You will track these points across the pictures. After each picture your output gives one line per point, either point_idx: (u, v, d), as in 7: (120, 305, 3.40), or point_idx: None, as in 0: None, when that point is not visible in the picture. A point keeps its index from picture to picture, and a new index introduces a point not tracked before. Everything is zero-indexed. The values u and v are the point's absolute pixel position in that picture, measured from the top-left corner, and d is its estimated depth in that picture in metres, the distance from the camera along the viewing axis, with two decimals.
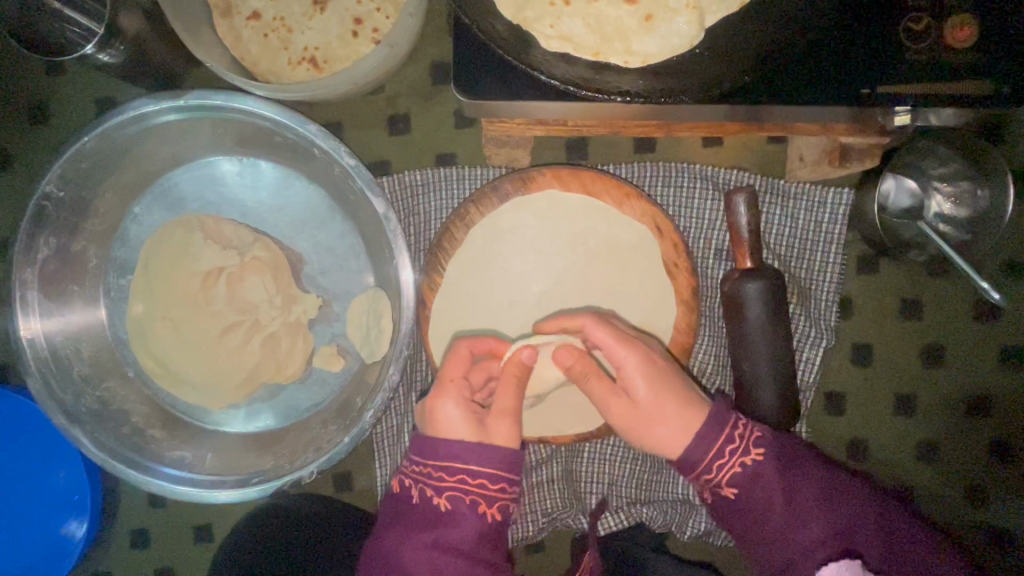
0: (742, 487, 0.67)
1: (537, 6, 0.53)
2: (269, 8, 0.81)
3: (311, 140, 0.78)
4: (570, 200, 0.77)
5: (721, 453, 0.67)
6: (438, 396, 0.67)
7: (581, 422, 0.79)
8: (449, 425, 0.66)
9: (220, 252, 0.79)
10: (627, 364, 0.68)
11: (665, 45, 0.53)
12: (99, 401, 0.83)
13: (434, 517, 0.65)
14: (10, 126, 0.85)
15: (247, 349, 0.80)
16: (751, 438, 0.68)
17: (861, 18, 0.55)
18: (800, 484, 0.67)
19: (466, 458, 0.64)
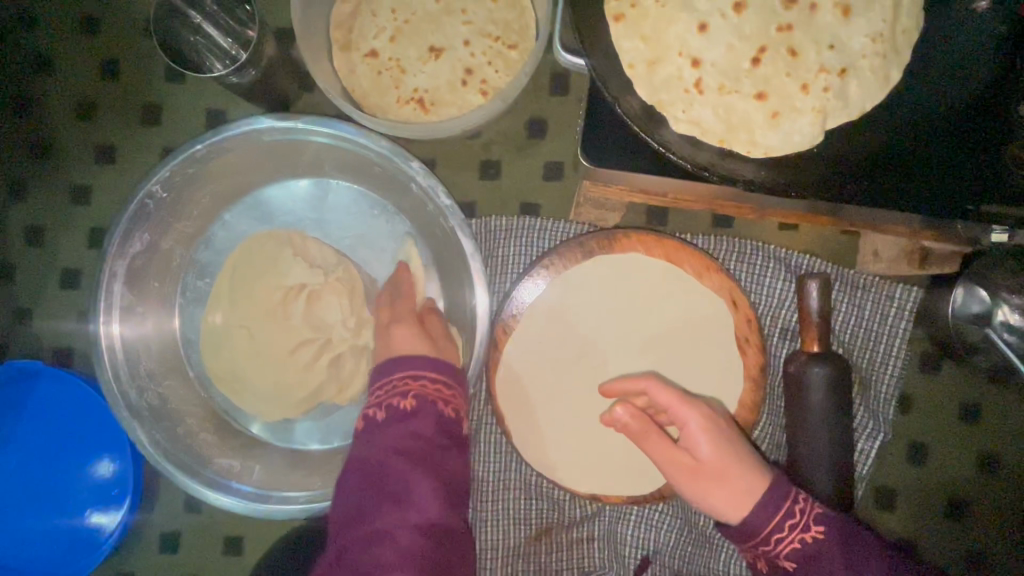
0: (801, 564, 0.66)
1: (673, 91, 0.57)
2: (387, 48, 0.85)
3: (411, 176, 0.81)
4: (655, 263, 0.79)
5: (779, 526, 0.67)
6: (379, 368, 0.74)
7: (636, 484, 0.80)
8: (409, 345, 0.74)
9: (308, 270, 0.81)
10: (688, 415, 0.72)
11: (788, 148, 0.56)
12: (159, 398, 0.84)
13: (400, 418, 0.69)
14: (122, 122, 0.89)
15: (315, 367, 0.81)
16: (811, 515, 0.67)
17: (969, 141, 0.59)
18: (857, 565, 0.66)
19: (425, 366, 0.73)
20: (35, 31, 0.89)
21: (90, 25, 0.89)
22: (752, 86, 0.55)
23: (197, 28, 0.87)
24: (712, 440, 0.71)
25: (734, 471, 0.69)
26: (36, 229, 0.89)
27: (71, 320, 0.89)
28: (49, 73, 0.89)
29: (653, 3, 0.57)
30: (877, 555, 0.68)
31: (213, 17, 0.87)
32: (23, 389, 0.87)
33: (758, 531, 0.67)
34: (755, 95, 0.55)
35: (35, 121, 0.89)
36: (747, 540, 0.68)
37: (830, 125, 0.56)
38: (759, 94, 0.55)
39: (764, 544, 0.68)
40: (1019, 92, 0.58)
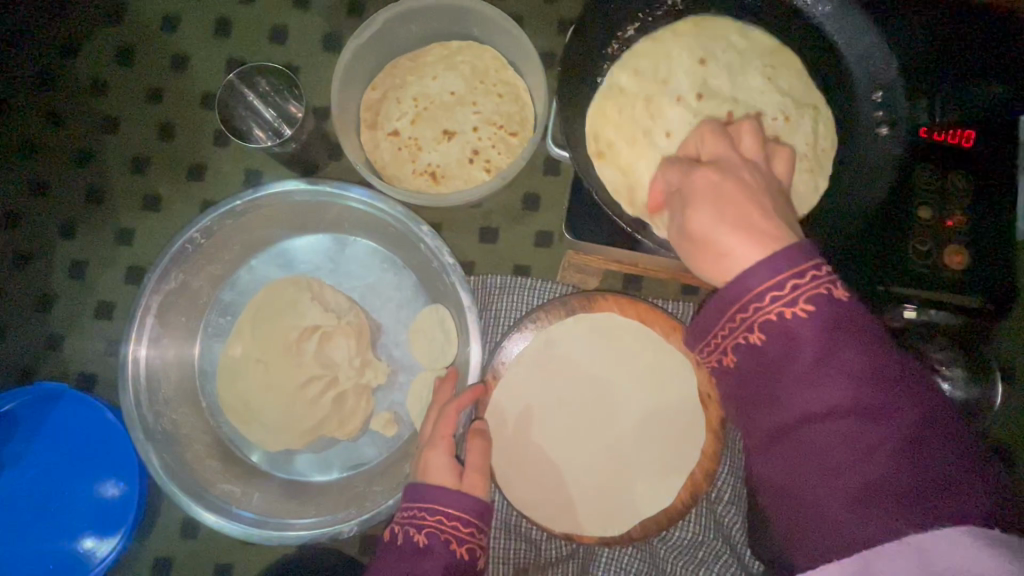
0: (773, 339, 0.50)
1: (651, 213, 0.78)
2: (407, 129, 1.00)
3: (420, 238, 0.93)
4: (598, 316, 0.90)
5: (762, 296, 0.51)
6: (413, 482, 0.78)
7: (605, 522, 0.87)
8: (440, 473, 0.78)
9: (323, 313, 0.91)
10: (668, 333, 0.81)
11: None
12: (172, 424, 0.92)
13: (415, 552, 0.73)
14: (170, 176, 1.02)
15: (320, 401, 0.90)
16: (800, 299, 0.50)
17: (872, 237, 0.73)
18: (835, 351, 0.49)
19: (446, 503, 0.75)
20: (103, 96, 1.03)
21: (153, 96, 1.03)
22: None
23: (249, 103, 1.04)
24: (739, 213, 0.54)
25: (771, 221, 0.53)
26: (79, 264, 0.99)
27: (99, 348, 0.98)
28: (112, 132, 1.03)
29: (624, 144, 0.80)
30: (873, 346, 0.49)
31: (262, 95, 1.05)
32: (44, 410, 0.94)
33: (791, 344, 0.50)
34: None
35: (92, 171, 1.02)
36: (723, 311, 0.53)
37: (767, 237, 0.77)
38: None
39: (749, 329, 0.52)
40: (914, 199, 0.72)
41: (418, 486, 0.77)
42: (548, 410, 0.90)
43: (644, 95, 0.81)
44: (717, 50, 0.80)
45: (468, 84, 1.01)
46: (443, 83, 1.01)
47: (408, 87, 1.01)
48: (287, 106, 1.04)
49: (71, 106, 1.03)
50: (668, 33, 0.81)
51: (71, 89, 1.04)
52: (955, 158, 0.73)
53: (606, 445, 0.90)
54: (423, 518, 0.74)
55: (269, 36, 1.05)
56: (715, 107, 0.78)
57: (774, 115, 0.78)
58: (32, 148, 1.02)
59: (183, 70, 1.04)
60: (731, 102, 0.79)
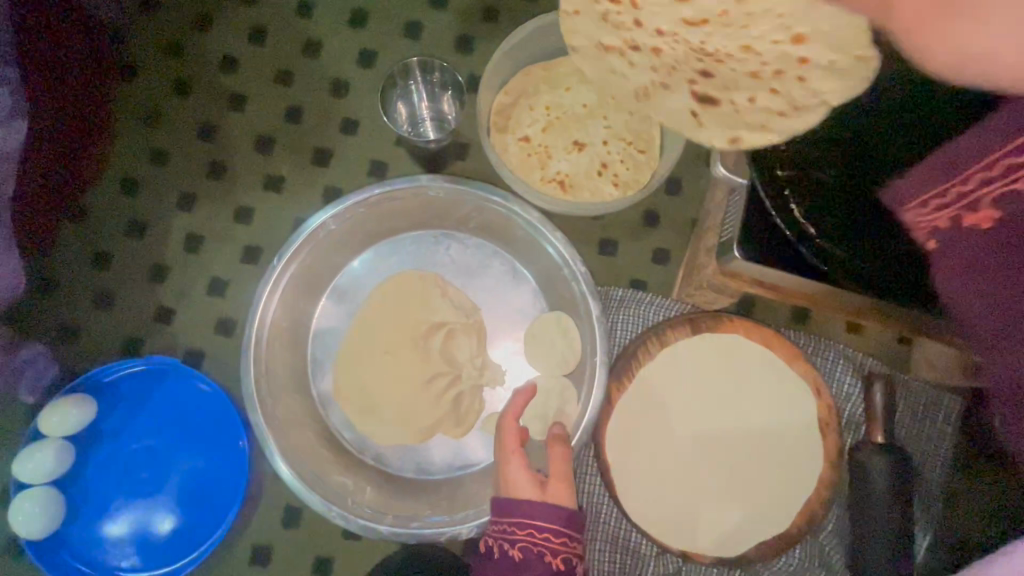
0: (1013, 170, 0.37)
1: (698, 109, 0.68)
2: (538, 136, 1.01)
3: (551, 245, 0.93)
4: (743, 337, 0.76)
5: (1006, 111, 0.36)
6: (500, 496, 0.78)
7: (694, 540, 0.88)
8: (524, 487, 0.78)
9: (453, 312, 0.91)
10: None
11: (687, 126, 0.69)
12: (285, 409, 0.90)
13: (511, 566, 0.73)
14: (294, 160, 1.02)
15: (443, 398, 0.90)
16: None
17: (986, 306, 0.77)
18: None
19: (536, 516, 0.74)
20: (235, 74, 1.04)
21: (283, 78, 1.04)
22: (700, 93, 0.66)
23: (415, 87, 1.05)
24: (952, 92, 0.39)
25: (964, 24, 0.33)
26: (196, 238, 0.99)
27: (209, 326, 0.96)
28: (239, 111, 1.03)
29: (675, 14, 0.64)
30: None
31: (427, 81, 1.05)
32: (152, 383, 0.93)
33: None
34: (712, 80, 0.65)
35: (217, 145, 1.02)
36: None
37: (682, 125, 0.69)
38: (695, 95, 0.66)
39: (969, 208, 0.40)
40: None
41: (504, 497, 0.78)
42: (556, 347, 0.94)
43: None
44: None
45: (602, 97, 1.01)
46: (579, 94, 1.02)
47: (543, 94, 1.02)
48: (440, 101, 1.05)
49: (200, 80, 1.04)
50: None
51: (203, 64, 1.04)
52: None
53: (710, 469, 0.91)
54: (512, 533, 0.74)
55: (403, 31, 1.06)
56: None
57: None
58: (158, 118, 1.02)
59: (316, 57, 1.05)
60: None
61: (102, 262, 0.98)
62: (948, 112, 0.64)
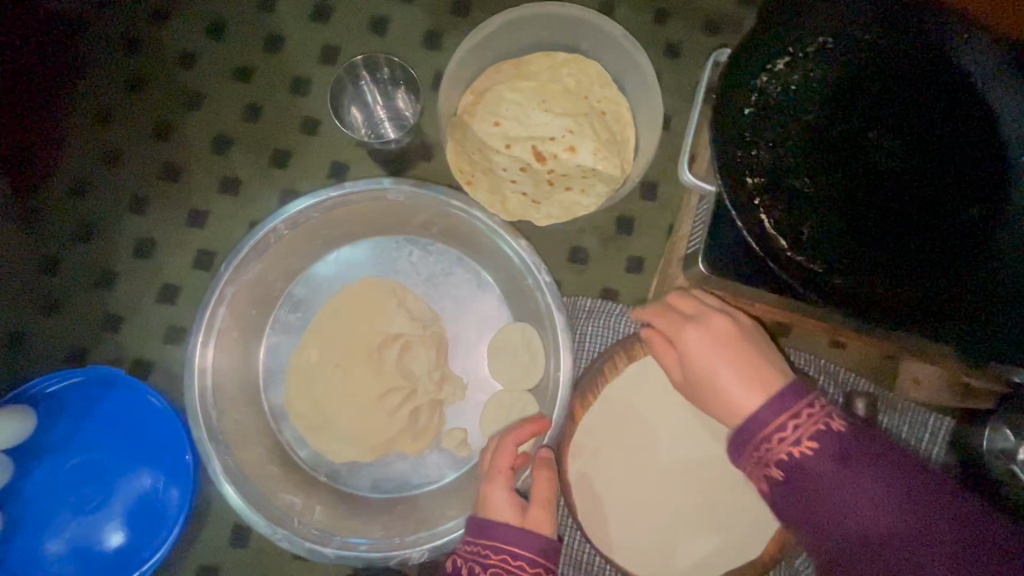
0: (791, 474, 0.56)
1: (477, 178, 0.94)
2: (504, 135, 0.95)
3: (516, 252, 0.88)
4: (713, 327, 0.69)
5: (779, 432, 0.58)
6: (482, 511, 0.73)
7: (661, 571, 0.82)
8: (503, 509, 0.73)
9: (409, 322, 0.87)
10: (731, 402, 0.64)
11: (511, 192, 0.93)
12: (233, 424, 0.85)
13: None
14: (251, 161, 0.97)
15: (398, 414, 0.85)
16: (802, 429, 0.57)
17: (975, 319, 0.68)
18: (853, 463, 0.55)
19: (512, 539, 0.68)
20: (191, 71, 0.99)
21: (241, 76, 0.99)
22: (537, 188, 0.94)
23: (375, 83, 1.00)
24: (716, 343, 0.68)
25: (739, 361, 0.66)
26: (147, 243, 0.94)
27: (159, 335, 0.92)
28: (195, 109, 0.98)
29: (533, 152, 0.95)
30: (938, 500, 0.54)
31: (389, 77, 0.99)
32: (98, 394, 0.89)
33: (844, 513, 0.54)
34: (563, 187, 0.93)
35: (171, 147, 0.97)
36: None
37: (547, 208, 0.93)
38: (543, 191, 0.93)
39: (765, 465, 0.58)
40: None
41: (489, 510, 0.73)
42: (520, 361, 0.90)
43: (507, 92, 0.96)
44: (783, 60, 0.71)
45: (572, 96, 0.97)
46: (548, 92, 0.97)
47: (510, 92, 0.96)
48: (396, 99, 1.00)
49: (155, 77, 0.99)
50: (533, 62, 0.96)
51: (158, 59, 0.99)
52: None
53: (675, 494, 0.84)
54: (488, 553, 0.68)
55: (368, 26, 1.01)
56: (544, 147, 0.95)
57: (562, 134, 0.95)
58: (110, 116, 0.98)
59: (276, 53, 1.00)
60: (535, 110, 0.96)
61: (49, 268, 0.94)
62: (879, 140, 0.70)
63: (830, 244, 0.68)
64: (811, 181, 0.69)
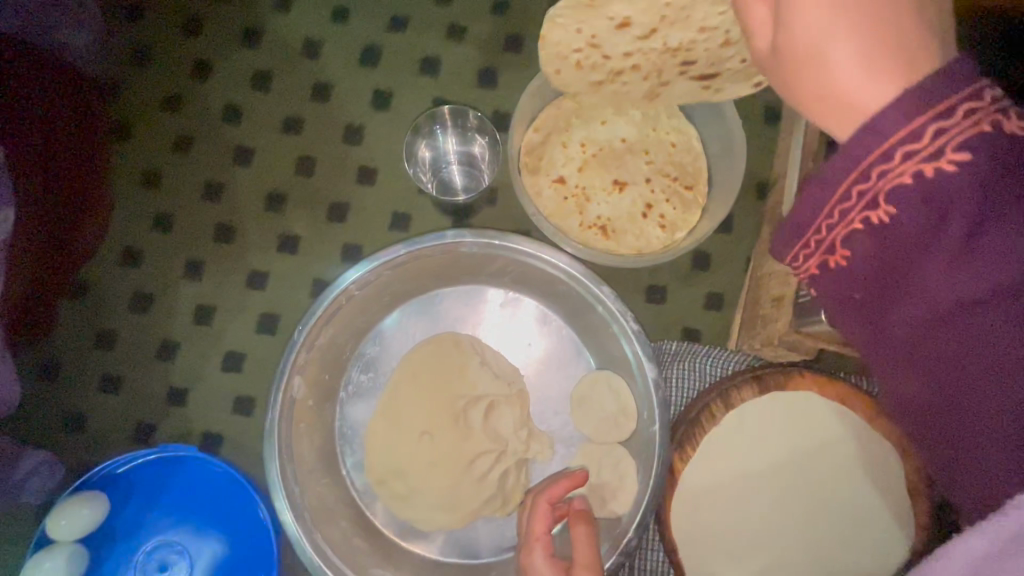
0: (866, 245, 0.37)
1: (553, 215, 0.91)
2: (574, 177, 0.92)
3: (598, 300, 0.84)
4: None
5: (886, 160, 0.35)
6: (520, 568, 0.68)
7: None
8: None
9: (492, 380, 0.83)
10: (854, 97, 0.38)
11: (585, 233, 0.91)
12: (317, 498, 0.81)
13: None
14: (308, 216, 0.93)
15: (487, 479, 0.81)
16: (953, 137, 0.33)
17: None
18: (954, 221, 0.33)
19: None
20: (237, 126, 0.96)
21: (291, 126, 0.96)
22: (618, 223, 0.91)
23: (446, 130, 0.96)
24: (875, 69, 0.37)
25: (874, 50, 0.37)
26: (205, 309, 0.91)
27: (226, 406, 0.88)
28: (245, 166, 0.95)
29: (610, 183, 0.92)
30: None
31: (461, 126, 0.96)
32: (168, 472, 0.85)
33: (927, 289, 0.35)
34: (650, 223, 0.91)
35: (224, 204, 0.94)
36: None
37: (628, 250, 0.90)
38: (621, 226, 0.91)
39: (830, 251, 0.39)
40: None
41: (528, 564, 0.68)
42: (602, 396, 0.87)
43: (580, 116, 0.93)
44: None
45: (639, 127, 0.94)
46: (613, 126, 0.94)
47: (575, 130, 0.93)
48: (472, 143, 0.96)
49: (201, 134, 0.96)
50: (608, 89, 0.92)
51: (202, 116, 0.96)
52: None
53: (804, 545, 0.77)
54: None
55: (420, 67, 0.97)
56: (619, 174, 0.92)
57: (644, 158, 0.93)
58: (158, 178, 0.95)
59: (326, 100, 0.96)
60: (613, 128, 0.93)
61: (106, 341, 0.90)
62: None
63: None
64: None
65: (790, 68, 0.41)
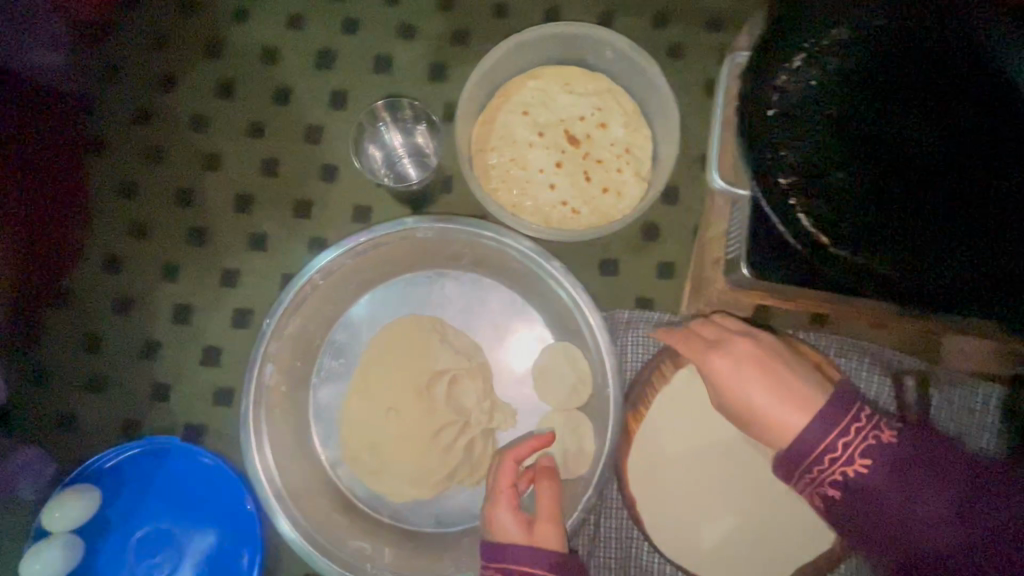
0: (850, 495, 0.57)
1: (504, 193, 0.95)
2: (522, 157, 0.96)
3: (549, 274, 0.89)
4: (736, 351, 0.71)
5: (833, 446, 0.58)
6: (493, 508, 0.76)
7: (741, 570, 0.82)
8: (511, 528, 0.74)
9: (454, 356, 0.87)
10: (783, 424, 0.64)
11: (537, 208, 0.94)
12: (293, 476, 0.86)
13: None
14: (275, 215, 0.98)
15: (453, 449, 0.86)
16: (856, 448, 0.57)
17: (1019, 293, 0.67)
18: (911, 470, 0.56)
19: (523, 559, 0.69)
20: (204, 135, 1.00)
21: (254, 130, 1.00)
22: (567, 195, 0.94)
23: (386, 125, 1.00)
24: (762, 367, 0.69)
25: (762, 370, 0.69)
26: (183, 308, 0.96)
27: (207, 398, 0.93)
28: (212, 171, 0.99)
29: (557, 157, 0.95)
30: (941, 480, 0.55)
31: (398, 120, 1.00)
32: (155, 463, 0.90)
33: (909, 524, 0.55)
34: (598, 193, 0.93)
35: (196, 210, 0.98)
36: None
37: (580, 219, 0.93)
38: (571, 198, 0.94)
39: (820, 484, 0.59)
40: None
41: (502, 502, 0.77)
42: (564, 369, 0.91)
43: (525, 96, 0.98)
44: (822, 58, 0.71)
45: (586, 109, 0.97)
46: (560, 108, 0.97)
47: (522, 115, 0.97)
48: (414, 133, 1.00)
49: (171, 145, 1.00)
50: (551, 71, 0.98)
51: (171, 127, 1.01)
52: None
53: (750, 486, 0.83)
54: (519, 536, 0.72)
55: (372, 65, 1.02)
56: (565, 149, 0.95)
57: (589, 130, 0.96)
58: (132, 188, 0.99)
59: (285, 104, 1.01)
60: (559, 102, 0.97)
61: (91, 345, 0.95)
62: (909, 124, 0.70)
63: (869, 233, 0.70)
64: (846, 177, 0.70)
65: (724, 368, 0.71)
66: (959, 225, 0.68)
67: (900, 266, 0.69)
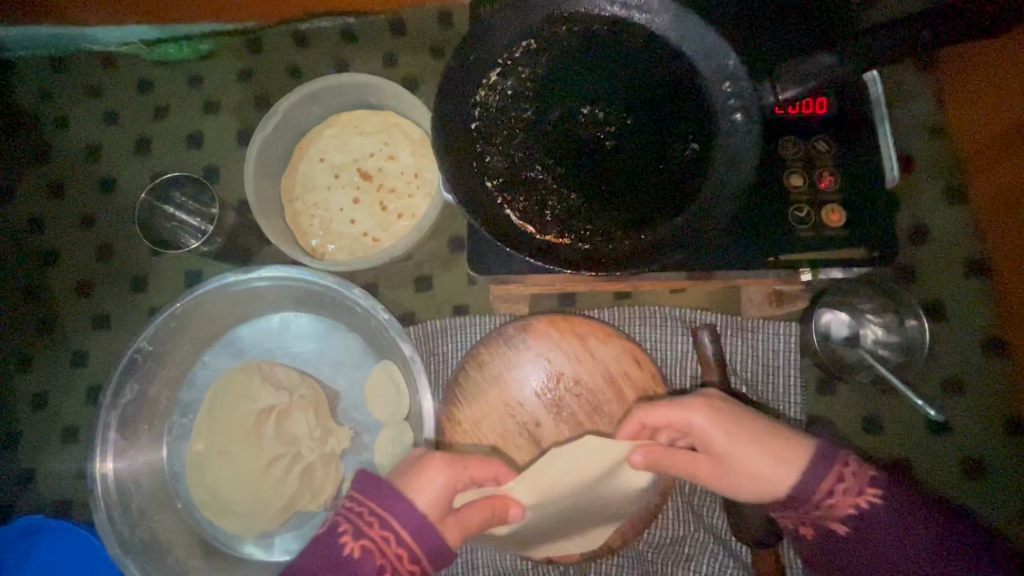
0: (854, 527, 0.73)
1: (314, 236, 1.03)
2: (324, 202, 1.04)
3: (355, 300, 0.96)
4: (705, 419, 0.79)
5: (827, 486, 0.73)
6: (432, 461, 0.76)
7: (558, 539, 0.88)
8: (421, 485, 0.74)
9: (275, 393, 0.95)
10: (770, 489, 0.76)
11: (345, 243, 1.03)
12: (150, 531, 0.94)
13: (339, 559, 0.68)
14: (115, 294, 1.07)
15: (287, 479, 0.92)
16: (846, 481, 0.73)
17: (736, 235, 0.77)
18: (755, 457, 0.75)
19: (404, 522, 0.69)
20: (44, 234, 1.10)
21: (88, 222, 1.10)
22: (370, 227, 1.03)
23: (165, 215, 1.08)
24: (729, 431, 0.78)
25: (748, 432, 0.78)
26: (41, 395, 1.04)
27: (72, 473, 1.01)
28: (54, 265, 1.08)
29: (354, 194, 1.04)
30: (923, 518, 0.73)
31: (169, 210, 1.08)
32: (26, 545, 0.95)
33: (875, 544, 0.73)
34: (395, 219, 1.03)
35: (43, 304, 1.07)
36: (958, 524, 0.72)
37: (384, 245, 1.02)
38: (373, 228, 1.03)
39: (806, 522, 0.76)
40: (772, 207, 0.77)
41: (447, 469, 0.75)
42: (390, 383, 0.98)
43: (318, 148, 1.07)
44: (515, 66, 0.79)
45: (375, 145, 1.06)
46: (352, 148, 1.06)
47: (319, 161, 1.06)
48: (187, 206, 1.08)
49: (14, 248, 1.09)
50: (340, 118, 1.08)
51: (12, 233, 1.10)
52: (834, 155, 0.77)
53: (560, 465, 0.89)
54: (441, 502, 0.74)
55: (186, 143, 1.12)
56: (361, 185, 1.04)
57: (380, 164, 1.05)
58: None
59: (114, 194, 1.11)
60: (351, 144, 1.06)
61: None
62: (602, 107, 0.79)
63: (588, 210, 0.76)
64: (552, 166, 0.77)
65: (721, 447, 0.78)
66: (664, 187, 0.76)
67: (599, 239, 0.75)
